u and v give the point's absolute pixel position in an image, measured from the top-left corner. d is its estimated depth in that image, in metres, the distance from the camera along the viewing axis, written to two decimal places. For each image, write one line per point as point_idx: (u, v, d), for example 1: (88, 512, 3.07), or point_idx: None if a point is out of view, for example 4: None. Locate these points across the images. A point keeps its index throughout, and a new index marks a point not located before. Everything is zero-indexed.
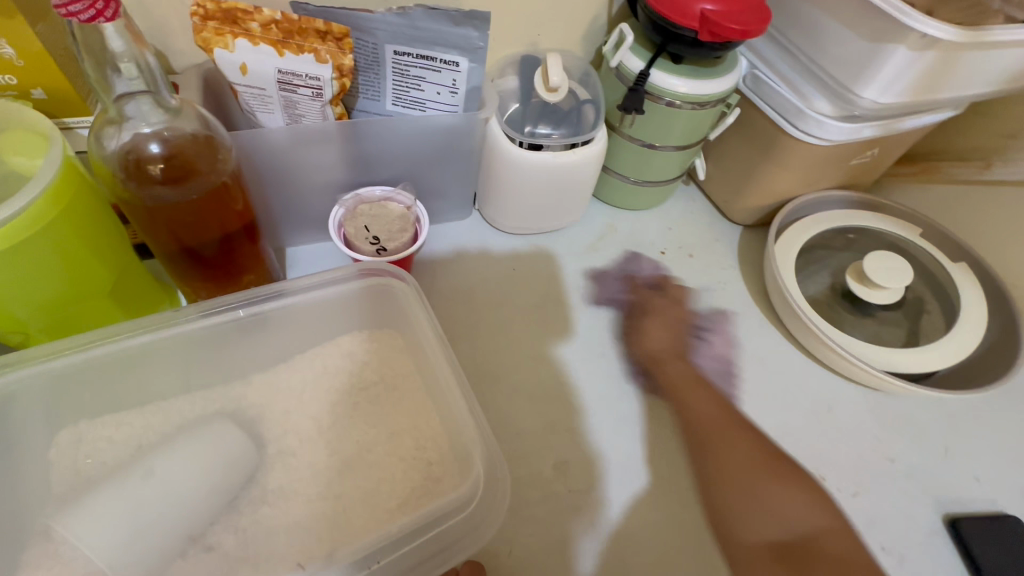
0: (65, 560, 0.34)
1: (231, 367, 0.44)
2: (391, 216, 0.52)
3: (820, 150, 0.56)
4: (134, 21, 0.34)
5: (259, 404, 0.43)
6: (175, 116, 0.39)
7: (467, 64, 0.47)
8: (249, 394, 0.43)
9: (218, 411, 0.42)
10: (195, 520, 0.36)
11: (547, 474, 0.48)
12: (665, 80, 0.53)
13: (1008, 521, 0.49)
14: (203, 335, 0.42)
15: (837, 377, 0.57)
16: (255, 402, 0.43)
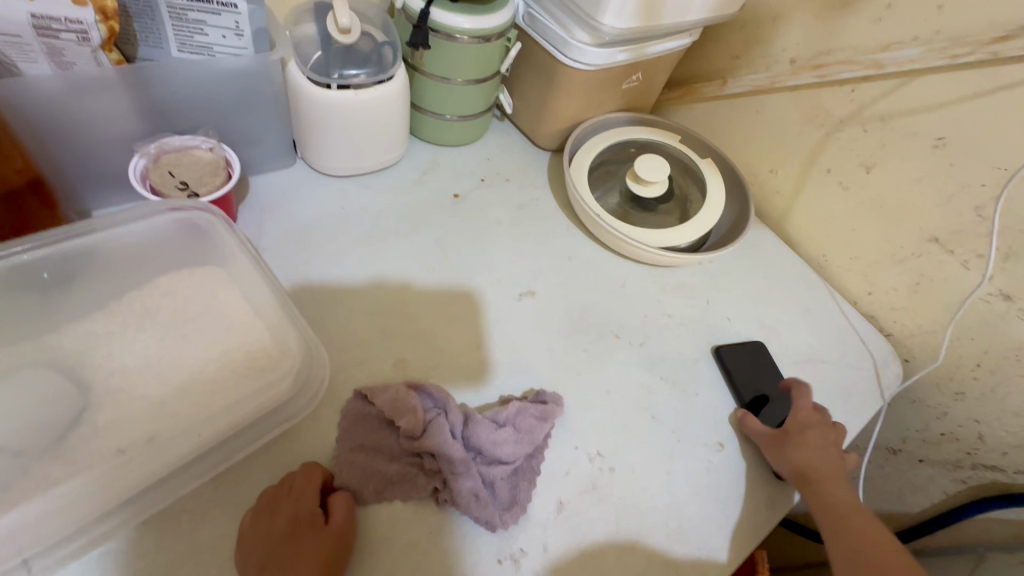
0: None
1: (40, 320, 0.45)
2: (198, 162, 0.53)
3: (589, 74, 0.67)
4: None
5: (75, 351, 0.43)
6: None
7: (245, 6, 0.49)
8: (62, 343, 0.43)
9: (29, 362, 0.42)
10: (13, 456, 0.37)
11: (388, 373, 0.54)
12: (451, 19, 0.59)
13: (751, 346, 0.64)
14: (2, 283, 0.44)
15: (628, 262, 0.70)
16: (70, 349, 0.43)
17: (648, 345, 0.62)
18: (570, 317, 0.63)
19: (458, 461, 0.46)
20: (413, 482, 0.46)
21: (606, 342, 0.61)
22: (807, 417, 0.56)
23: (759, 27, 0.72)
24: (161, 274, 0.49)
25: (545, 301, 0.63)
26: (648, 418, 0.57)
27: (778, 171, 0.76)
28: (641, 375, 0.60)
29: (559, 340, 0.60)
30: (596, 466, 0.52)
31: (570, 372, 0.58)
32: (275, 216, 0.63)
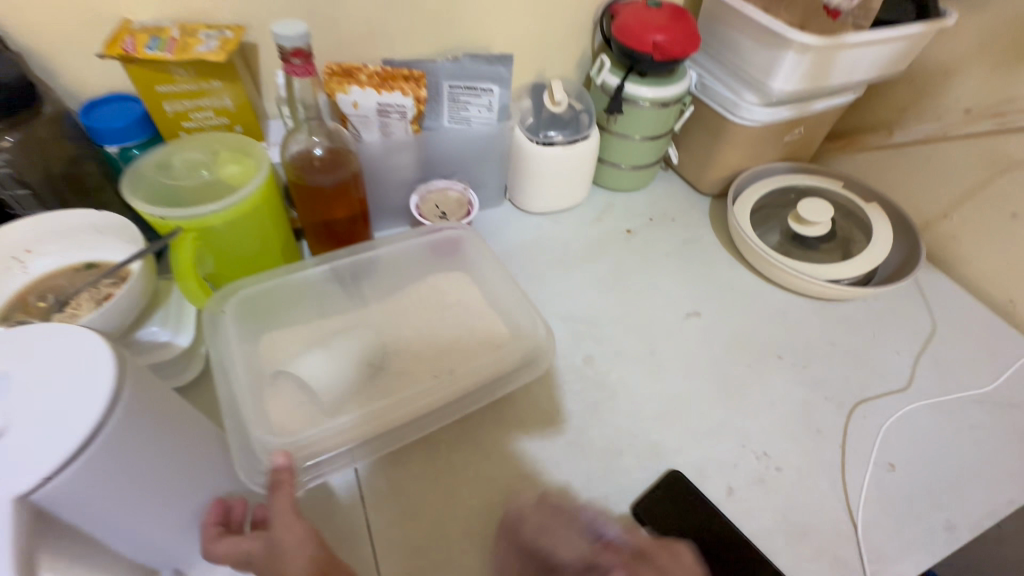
0: (292, 397, 0.54)
1: (344, 302, 0.65)
2: (452, 199, 0.74)
3: (757, 130, 0.77)
4: (339, 80, 0.63)
5: (377, 317, 0.64)
6: (331, 133, 0.60)
7: (498, 90, 0.69)
8: (365, 310, 0.64)
9: (357, 323, 0.63)
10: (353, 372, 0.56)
11: (579, 364, 0.66)
12: (637, 89, 0.74)
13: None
14: (335, 272, 0.64)
15: (790, 294, 0.75)
16: (370, 316, 0.64)
17: (811, 368, 0.67)
18: (733, 332, 0.70)
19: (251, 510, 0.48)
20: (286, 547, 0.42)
21: (769, 362, 0.67)
22: None
23: (928, 80, 0.77)
24: (433, 271, 0.68)
25: (710, 321, 0.72)
26: (813, 432, 0.61)
27: (954, 215, 0.77)
28: (803, 393, 0.64)
29: (722, 353, 0.68)
30: (763, 464, 0.58)
31: (737, 379, 0.65)
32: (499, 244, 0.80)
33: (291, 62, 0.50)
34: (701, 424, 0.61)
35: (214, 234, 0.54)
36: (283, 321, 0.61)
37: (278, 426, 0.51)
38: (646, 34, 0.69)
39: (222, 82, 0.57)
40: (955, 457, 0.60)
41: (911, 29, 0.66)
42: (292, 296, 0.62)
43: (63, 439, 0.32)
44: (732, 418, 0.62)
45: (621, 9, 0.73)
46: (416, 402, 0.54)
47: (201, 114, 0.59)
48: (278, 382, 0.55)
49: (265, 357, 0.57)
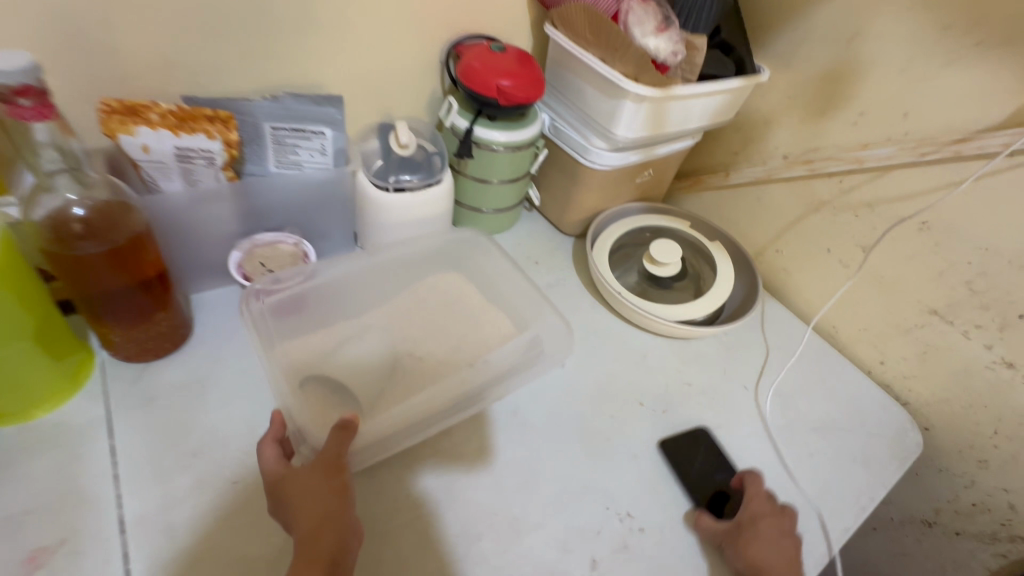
0: (325, 389, 0.57)
1: (367, 302, 0.67)
2: (284, 254, 0.64)
3: (608, 173, 0.78)
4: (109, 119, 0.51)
5: (402, 313, 0.66)
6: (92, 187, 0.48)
7: (330, 133, 0.62)
8: (388, 309, 0.67)
9: (382, 322, 0.65)
10: (388, 364, 0.61)
11: (434, 436, 0.60)
12: (489, 134, 0.71)
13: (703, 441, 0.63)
14: (357, 276, 0.67)
15: (649, 334, 0.76)
16: (391, 316, 0.66)
17: (670, 412, 0.67)
18: (596, 380, 0.69)
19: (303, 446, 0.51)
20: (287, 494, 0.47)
21: (630, 410, 0.66)
22: (760, 507, 0.56)
23: (753, 128, 0.84)
24: (433, 272, 0.71)
25: (575, 369, 0.70)
26: (673, 482, 0.60)
27: (784, 250, 0.84)
28: (665, 440, 0.64)
29: (586, 404, 0.66)
30: (627, 526, 0.56)
31: (601, 432, 0.63)
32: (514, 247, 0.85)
33: (12, 102, 0.39)
34: (562, 489, 0.58)
35: None
36: (310, 322, 0.63)
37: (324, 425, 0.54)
38: (491, 79, 0.67)
39: None
40: (799, 489, 0.63)
41: (731, 83, 0.71)
42: (320, 300, 0.65)
43: None
44: (593, 478, 0.59)
45: (465, 51, 0.70)
46: (450, 386, 0.59)
47: None
48: (302, 387, 0.56)
49: (286, 363, 0.58)
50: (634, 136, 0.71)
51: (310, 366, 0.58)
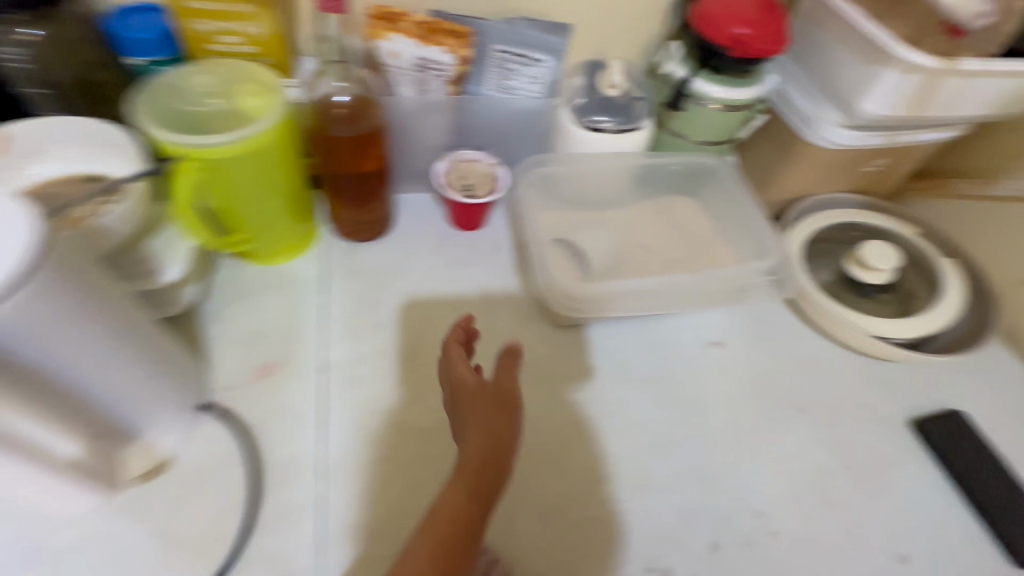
0: (562, 251, 0.65)
1: (604, 199, 0.73)
2: (480, 172, 0.69)
3: (834, 153, 0.68)
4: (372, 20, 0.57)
5: (636, 213, 0.71)
6: (355, 80, 0.55)
7: (551, 62, 0.63)
8: (623, 208, 0.73)
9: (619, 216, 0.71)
10: (618, 250, 0.67)
11: (579, 375, 0.61)
12: (706, 86, 0.66)
13: (955, 418, 0.60)
14: (612, 172, 0.71)
15: (831, 342, 0.67)
16: (626, 213, 0.72)
17: (835, 429, 0.60)
18: (755, 372, 0.64)
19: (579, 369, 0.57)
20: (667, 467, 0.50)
21: (788, 415, 0.61)
22: None
23: None
24: (671, 194, 0.74)
25: (734, 355, 0.65)
26: (822, 501, 0.55)
27: None
28: (822, 456, 0.58)
29: (738, 393, 0.62)
30: (757, 525, 0.53)
31: (749, 426, 0.59)
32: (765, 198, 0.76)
33: None
34: (696, 466, 0.56)
35: (224, 172, 0.51)
36: (560, 197, 0.71)
37: (557, 272, 0.62)
38: (728, 26, 0.61)
39: (252, 10, 0.54)
40: (979, 566, 0.53)
41: None
42: (574, 181, 0.71)
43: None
44: (730, 466, 0.56)
45: None
46: (676, 281, 0.61)
47: (229, 39, 0.55)
48: (558, 247, 0.65)
49: (544, 223, 0.66)
50: (887, 114, 0.60)
51: (559, 229, 0.67)
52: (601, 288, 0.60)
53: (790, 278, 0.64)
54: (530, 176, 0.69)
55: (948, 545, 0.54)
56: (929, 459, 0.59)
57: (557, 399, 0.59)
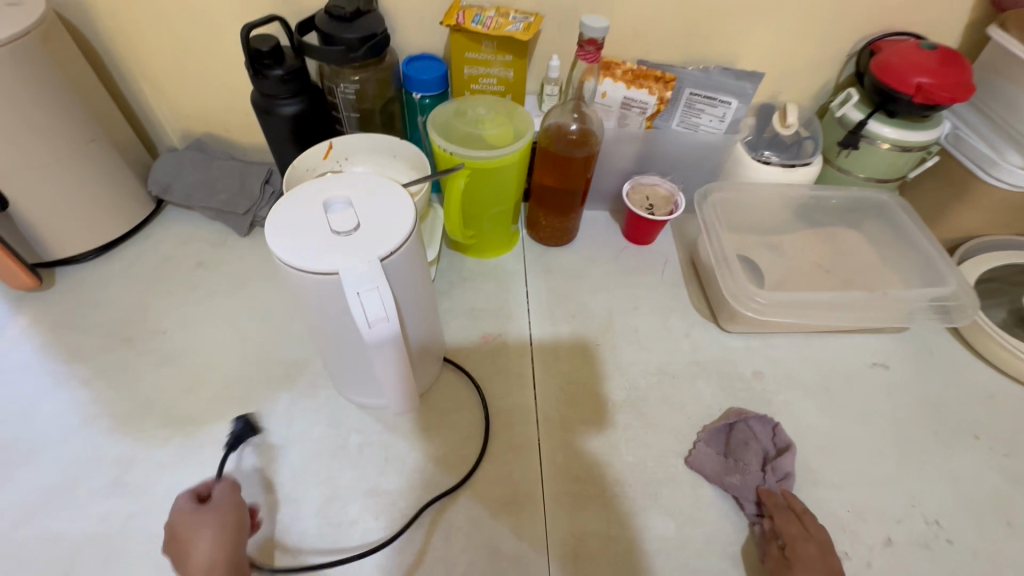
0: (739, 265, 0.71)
1: (771, 224, 0.79)
2: (660, 194, 0.80)
3: (1013, 194, 0.71)
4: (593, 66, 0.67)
5: (799, 241, 0.77)
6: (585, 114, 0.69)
7: (736, 104, 0.74)
8: (787, 235, 0.78)
9: (783, 242, 0.77)
10: (786, 272, 0.73)
11: (747, 375, 0.68)
12: (880, 127, 0.73)
13: None
14: (781, 200, 0.78)
15: (1004, 377, 0.68)
16: (790, 239, 0.77)
17: (1012, 459, 0.61)
18: (922, 395, 0.67)
19: (781, 468, 0.57)
20: None
21: (959, 438, 0.63)
22: None
23: None
24: (834, 224, 0.79)
25: (899, 377, 0.68)
26: (1000, 522, 0.56)
27: None
28: (998, 481, 0.59)
29: (905, 411, 0.65)
30: (931, 531, 0.56)
31: (917, 442, 0.62)
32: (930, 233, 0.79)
33: (583, 48, 0.60)
34: (866, 470, 0.60)
35: (481, 179, 0.66)
36: (732, 219, 0.77)
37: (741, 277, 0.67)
38: (911, 75, 0.67)
39: (512, 59, 0.70)
40: None
41: None
42: (745, 206, 0.78)
43: (401, 224, 0.46)
44: (899, 475, 0.60)
45: (884, 47, 0.72)
46: (855, 297, 0.67)
47: (486, 80, 0.72)
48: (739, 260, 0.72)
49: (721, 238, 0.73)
50: None
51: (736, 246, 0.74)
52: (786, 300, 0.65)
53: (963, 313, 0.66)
54: (711, 196, 0.76)
55: None
56: None
57: (728, 393, 0.66)
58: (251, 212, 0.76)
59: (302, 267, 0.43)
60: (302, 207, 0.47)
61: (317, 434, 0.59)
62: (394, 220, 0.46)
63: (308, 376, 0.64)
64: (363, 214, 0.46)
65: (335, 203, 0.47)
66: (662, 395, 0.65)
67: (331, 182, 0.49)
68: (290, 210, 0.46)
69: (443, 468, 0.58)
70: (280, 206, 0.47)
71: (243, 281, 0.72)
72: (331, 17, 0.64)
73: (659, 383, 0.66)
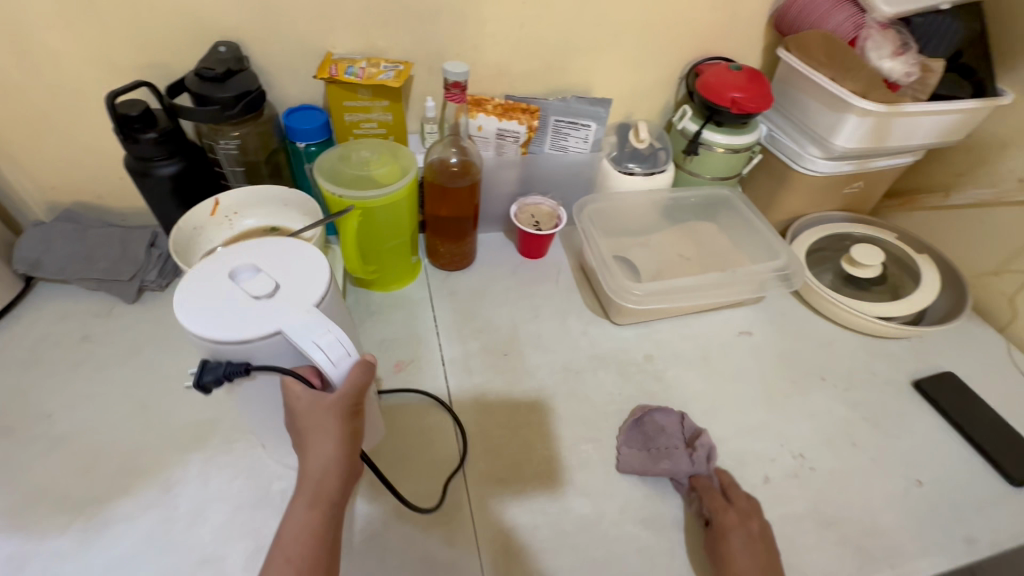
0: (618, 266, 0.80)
1: (641, 225, 0.90)
2: (544, 211, 0.88)
3: (819, 178, 0.87)
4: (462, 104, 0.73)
5: (666, 237, 0.88)
6: (464, 147, 0.76)
7: (595, 126, 0.84)
8: (656, 233, 0.89)
9: (653, 240, 0.88)
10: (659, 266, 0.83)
11: (639, 359, 0.76)
12: (713, 136, 0.86)
13: (948, 377, 0.75)
14: (646, 203, 0.89)
15: (838, 326, 0.83)
16: (659, 237, 0.89)
17: (850, 391, 0.74)
18: (780, 352, 0.79)
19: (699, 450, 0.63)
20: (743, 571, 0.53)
21: (810, 382, 0.75)
22: None
23: (985, 151, 0.85)
24: (693, 219, 0.92)
25: (761, 340, 0.80)
26: (848, 444, 0.68)
27: (1003, 274, 0.84)
28: (843, 412, 0.72)
29: (768, 368, 0.77)
30: (798, 462, 0.66)
31: (780, 391, 0.74)
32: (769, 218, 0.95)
33: (450, 90, 0.67)
34: (744, 423, 0.70)
35: (370, 217, 0.70)
36: (608, 227, 0.87)
37: (619, 275, 0.77)
38: (726, 92, 0.82)
39: (388, 103, 0.75)
40: (983, 486, 0.65)
41: (966, 104, 0.76)
42: (616, 213, 0.88)
43: (323, 272, 0.49)
44: (770, 421, 0.70)
45: (704, 69, 0.86)
46: (714, 280, 0.78)
47: (367, 124, 0.77)
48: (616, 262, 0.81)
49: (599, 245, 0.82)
50: (856, 146, 0.79)
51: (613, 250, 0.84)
52: (658, 290, 0.75)
53: (798, 275, 0.80)
54: (586, 209, 0.86)
55: (955, 473, 0.66)
56: (932, 410, 0.73)
57: (625, 378, 0.74)
58: (138, 279, 0.74)
59: (238, 341, 0.44)
60: (202, 285, 0.47)
61: (237, 488, 0.58)
62: (314, 270, 0.49)
63: (223, 433, 0.63)
64: (279, 272, 0.49)
65: (240, 269, 0.48)
66: (569, 389, 0.72)
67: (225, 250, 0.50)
68: (191, 292, 0.46)
69: (371, 496, 0.60)
70: (180, 293, 0.46)
71: (136, 349, 0.70)
72: (202, 78, 0.66)
73: (565, 380, 0.73)
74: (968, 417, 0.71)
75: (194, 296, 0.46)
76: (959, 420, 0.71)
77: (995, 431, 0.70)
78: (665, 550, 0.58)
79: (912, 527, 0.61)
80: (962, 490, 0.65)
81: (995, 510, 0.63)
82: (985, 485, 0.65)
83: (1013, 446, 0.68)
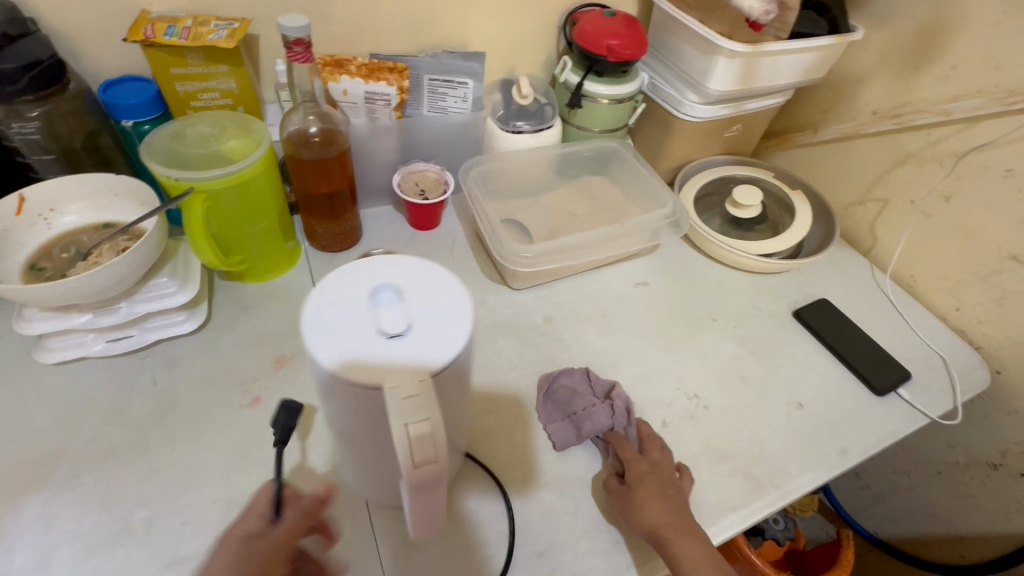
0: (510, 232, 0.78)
1: (533, 187, 0.88)
2: (431, 179, 0.83)
3: (700, 124, 0.88)
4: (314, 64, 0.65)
5: (558, 196, 0.87)
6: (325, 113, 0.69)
7: (472, 83, 0.79)
8: (548, 194, 0.88)
9: (546, 200, 0.86)
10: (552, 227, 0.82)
11: (540, 323, 0.75)
12: (596, 88, 0.85)
13: (823, 303, 0.80)
14: (536, 163, 0.86)
15: (727, 267, 0.86)
16: (551, 197, 0.87)
17: (739, 328, 0.78)
18: (674, 298, 0.81)
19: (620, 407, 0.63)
20: (653, 516, 0.53)
21: (703, 324, 0.78)
22: None
23: (845, 86, 0.89)
24: (585, 175, 0.91)
25: (657, 289, 0.82)
26: (738, 379, 0.72)
27: (866, 202, 0.90)
28: (733, 349, 0.75)
29: (664, 315, 0.78)
30: (694, 403, 0.68)
31: (676, 337, 0.76)
32: (659, 167, 0.96)
33: (292, 49, 0.59)
34: (643, 372, 0.71)
35: (220, 201, 0.62)
36: (498, 191, 0.84)
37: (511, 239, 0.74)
38: (601, 40, 0.79)
39: (228, 68, 0.66)
40: (854, 400, 0.71)
41: (822, 41, 0.78)
42: (506, 176, 0.85)
43: (463, 309, 0.44)
44: (667, 367, 0.72)
45: (580, 17, 0.83)
46: (605, 235, 0.78)
47: (208, 94, 0.67)
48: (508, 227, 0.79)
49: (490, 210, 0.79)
50: (728, 88, 0.80)
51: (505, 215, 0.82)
52: (550, 252, 0.74)
53: (686, 219, 0.81)
54: (472, 172, 0.82)
55: (831, 391, 0.71)
56: (810, 335, 0.78)
57: (526, 343, 0.72)
58: None
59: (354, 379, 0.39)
60: (348, 303, 0.43)
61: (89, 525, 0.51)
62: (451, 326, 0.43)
63: (68, 466, 0.55)
64: (419, 318, 0.43)
65: (381, 292, 0.43)
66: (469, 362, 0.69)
67: (386, 266, 0.46)
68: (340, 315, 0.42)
69: None
70: (319, 308, 0.42)
71: None
72: None
73: None
74: (840, 338, 0.76)
75: (320, 318, 0.42)
76: (833, 342, 0.76)
77: (863, 347, 0.76)
78: (570, 510, 0.58)
79: (795, 448, 0.65)
80: (837, 406, 0.70)
81: (864, 420, 0.69)
82: (855, 399, 0.71)
83: (878, 359, 0.74)
